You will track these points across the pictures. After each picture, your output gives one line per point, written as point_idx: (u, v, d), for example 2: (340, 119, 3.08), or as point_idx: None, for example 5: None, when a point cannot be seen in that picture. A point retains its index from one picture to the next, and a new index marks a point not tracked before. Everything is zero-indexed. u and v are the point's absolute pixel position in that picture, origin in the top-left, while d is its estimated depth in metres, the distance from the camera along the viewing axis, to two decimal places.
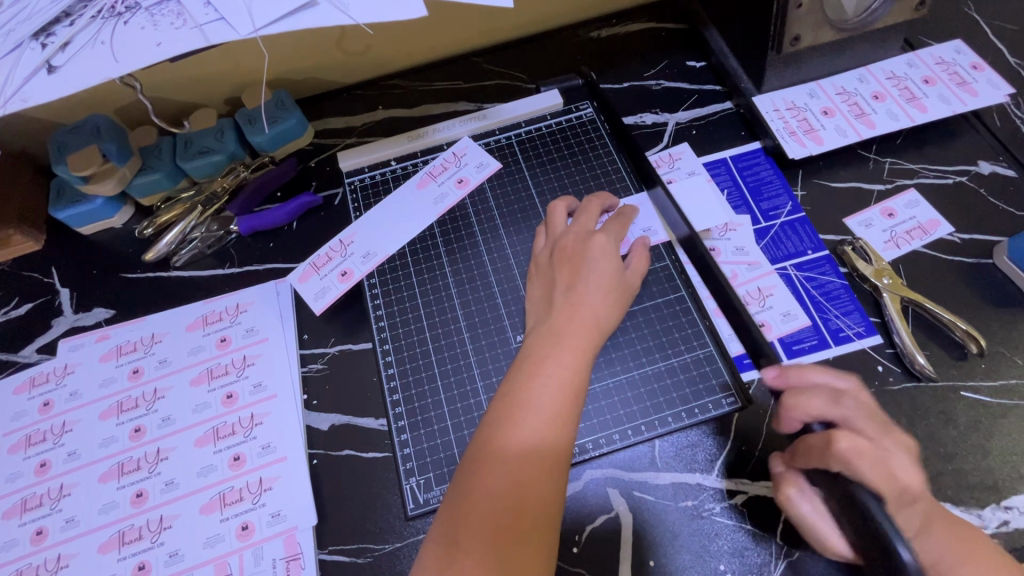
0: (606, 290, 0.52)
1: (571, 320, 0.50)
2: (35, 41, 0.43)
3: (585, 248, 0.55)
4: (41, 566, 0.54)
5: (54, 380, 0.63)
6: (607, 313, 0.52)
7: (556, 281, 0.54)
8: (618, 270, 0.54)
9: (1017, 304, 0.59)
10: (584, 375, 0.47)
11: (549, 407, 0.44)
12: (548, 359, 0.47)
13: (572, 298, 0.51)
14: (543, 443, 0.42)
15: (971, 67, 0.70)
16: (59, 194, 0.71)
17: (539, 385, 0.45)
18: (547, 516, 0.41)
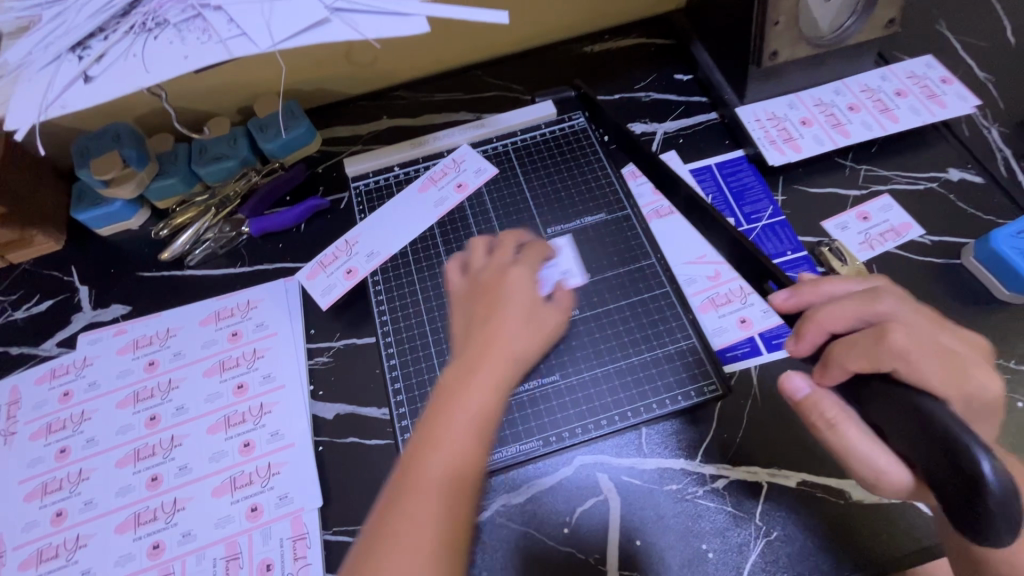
0: (523, 323, 0.50)
1: (483, 353, 0.47)
2: (72, 54, 0.48)
3: (501, 280, 0.53)
4: (61, 545, 0.57)
5: (73, 371, 0.67)
6: (524, 339, 0.49)
7: (474, 314, 0.50)
8: (529, 301, 0.52)
9: (983, 302, 0.63)
10: (500, 409, 0.44)
11: (465, 448, 0.41)
12: (466, 396, 0.44)
13: (488, 335, 0.48)
14: (459, 470, 0.41)
15: (940, 81, 0.74)
16: (81, 198, 0.75)
17: (457, 428, 0.42)
18: (460, 545, 0.39)
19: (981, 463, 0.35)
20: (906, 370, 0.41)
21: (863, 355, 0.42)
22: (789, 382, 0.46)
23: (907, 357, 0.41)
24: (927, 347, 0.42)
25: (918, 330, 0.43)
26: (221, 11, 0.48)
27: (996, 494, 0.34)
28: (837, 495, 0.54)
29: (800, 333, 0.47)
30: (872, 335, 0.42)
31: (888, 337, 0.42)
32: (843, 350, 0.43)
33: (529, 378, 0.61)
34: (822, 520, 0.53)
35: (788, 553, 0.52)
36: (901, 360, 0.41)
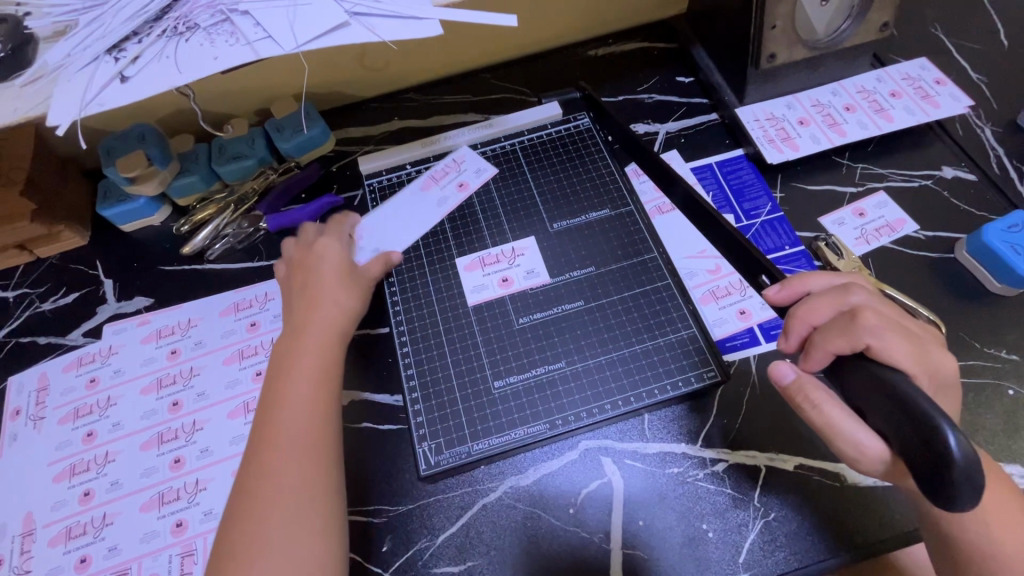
0: (336, 285, 0.62)
1: (309, 317, 0.59)
2: (108, 56, 0.51)
3: (310, 255, 0.65)
4: (89, 523, 0.59)
5: (99, 359, 0.70)
6: (343, 317, 0.61)
7: (292, 284, 0.64)
8: (345, 268, 0.65)
9: (975, 294, 0.65)
10: (332, 366, 0.57)
11: (305, 395, 0.54)
12: (296, 357, 0.56)
13: (303, 299, 0.61)
14: (301, 429, 0.52)
15: (934, 82, 0.77)
16: (105, 195, 0.78)
17: (291, 381, 0.54)
18: (297, 492, 0.49)
19: (947, 437, 0.37)
20: (879, 349, 0.43)
21: (841, 335, 0.44)
22: (775, 373, 0.47)
23: (880, 335, 0.44)
24: (896, 327, 0.44)
25: (886, 314, 0.46)
26: (248, 16, 0.51)
27: (977, 461, 0.37)
28: (833, 477, 0.56)
29: (786, 329, 0.49)
30: (847, 319, 0.45)
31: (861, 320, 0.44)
32: (824, 336, 0.46)
33: (534, 366, 0.63)
34: (819, 501, 0.55)
35: (785, 533, 0.54)
36: (874, 339, 0.44)
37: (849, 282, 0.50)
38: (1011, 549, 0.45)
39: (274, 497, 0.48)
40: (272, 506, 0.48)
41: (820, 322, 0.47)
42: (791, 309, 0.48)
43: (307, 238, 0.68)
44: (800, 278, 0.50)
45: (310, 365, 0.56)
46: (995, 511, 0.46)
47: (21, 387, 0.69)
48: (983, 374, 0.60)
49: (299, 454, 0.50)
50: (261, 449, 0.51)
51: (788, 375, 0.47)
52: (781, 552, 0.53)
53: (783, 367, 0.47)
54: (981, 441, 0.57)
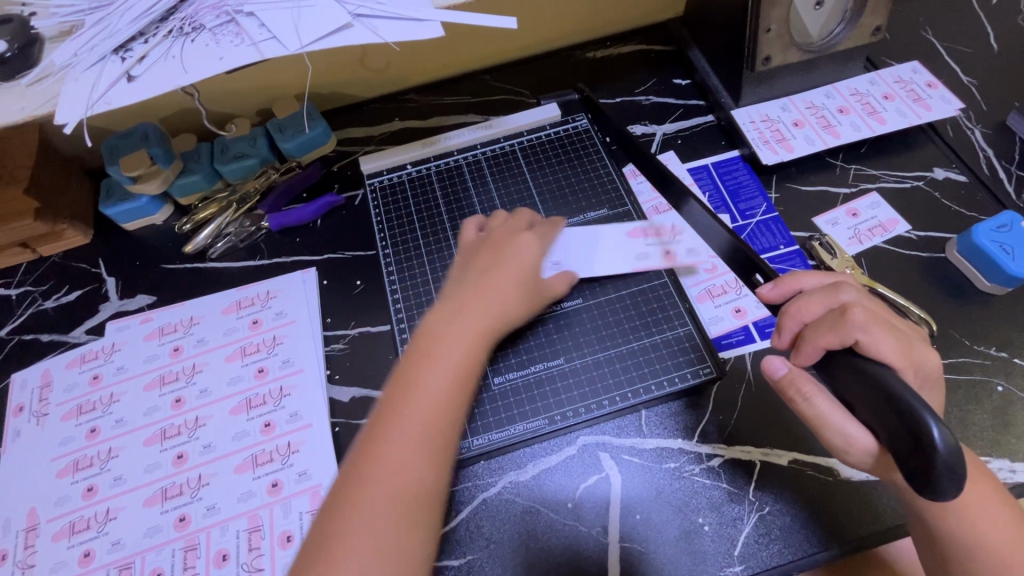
0: (517, 283, 0.58)
1: (474, 304, 0.55)
2: (115, 56, 0.52)
3: (508, 242, 0.62)
4: (92, 518, 0.60)
5: (102, 356, 0.70)
6: (512, 304, 0.57)
7: (474, 265, 0.59)
8: (531, 265, 0.60)
9: (965, 292, 0.66)
10: (479, 362, 0.51)
11: (441, 388, 0.48)
12: (442, 346, 0.50)
13: (478, 284, 0.56)
14: (428, 428, 0.46)
15: (926, 85, 0.78)
16: (108, 194, 0.79)
17: (432, 371, 0.48)
18: (415, 499, 0.44)
19: (930, 429, 0.38)
20: (867, 344, 0.44)
21: (829, 331, 0.45)
22: (768, 366, 0.48)
23: (868, 331, 0.44)
24: (884, 324, 0.45)
25: (877, 312, 0.46)
26: (254, 17, 0.52)
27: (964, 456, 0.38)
28: (826, 472, 0.57)
29: (779, 326, 0.50)
30: (836, 314, 0.46)
31: (849, 316, 0.45)
32: (813, 332, 0.47)
33: (535, 361, 0.64)
34: (812, 496, 0.56)
35: (779, 527, 0.55)
36: (863, 334, 0.44)
37: (840, 282, 0.51)
38: (998, 540, 0.46)
39: (375, 503, 0.43)
40: (365, 514, 0.42)
41: (810, 319, 0.48)
42: (783, 307, 0.50)
43: (478, 230, 0.65)
44: (792, 276, 0.52)
45: (463, 357, 0.50)
46: (982, 503, 0.47)
47: (24, 384, 0.69)
48: (973, 371, 0.61)
49: (408, 457, 0.44)
50: (364, 445, 0.45)
51: (781, 368, 0.48)
52: (775, 545, 0.54)
53: (774, 360, 0.48)
54: (970, 435, 0.58)
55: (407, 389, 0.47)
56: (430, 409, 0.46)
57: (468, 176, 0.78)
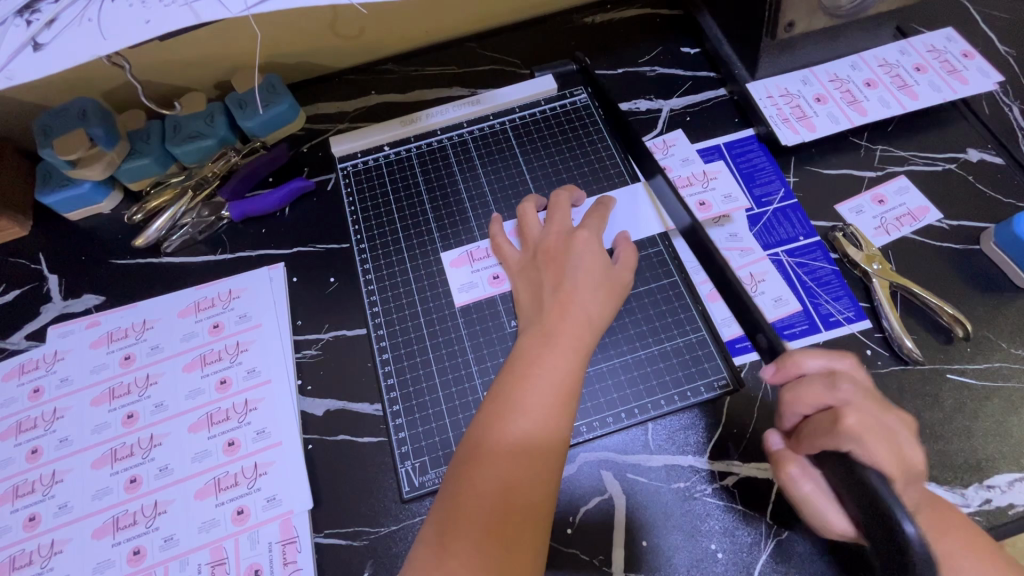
0: (595, 288, 0.54)
1: (560, 321, 0.51)
2: (18, 18, 0.42)
3: (568, 247, 0.56)
4: (35, 551, 0.53)
5: (44, 366, 0.62)
6: (598, 310, 0.53)
7: (543, 281, 0.55)
8: (605, 265, 0.56)
9: (1002, 288, 0.60)
10: (579, 373, 0.49)
11: (542, 409, 0.46)
12: (539, 360, 0.48)
13: (558, 300, 0.52)
14: (532, 446, 0.44)
15: (962, 55, 0.70)
16: (45, 179, 0.70)
17: (533, 387, 0.47)
18: (529, 516, 0.42)
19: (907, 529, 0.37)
20: (861, 456, 0.40)
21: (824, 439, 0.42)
22: (766, 441, 0.49)
23: (861, 442, 0.40)
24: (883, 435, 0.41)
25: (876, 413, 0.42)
26: None
27: None
28: None
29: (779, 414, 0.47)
30: (829, 420, 0.42)
31: (842, 423, 0.41)
32: (809, 432, 0.44)
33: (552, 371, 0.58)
34: None
35: (801, 555, 0.50)
36: (857, 445, 0.40)
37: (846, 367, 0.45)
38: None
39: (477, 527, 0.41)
40: (467, 535, 0.41)
41: (807, 412, 0.44)
42: (779, 395, 0.46)
43: (533, 233, 0.60)
44: (791, 358, 0.46)
45: (560, 371, 0.48)
46: (993, 549, 0.44)
47: None
48: (1010, 378, 0.56)
49: (517, 473, 0.43)
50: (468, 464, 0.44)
51: (776, 444, 0.48)
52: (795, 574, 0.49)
53: (772, 435, 0.48)
54: (1009, 449, 0.53)
55: (505, 409, 0.46)
56: (537, 427, 0.45)
57: (453, 159, 0.70)
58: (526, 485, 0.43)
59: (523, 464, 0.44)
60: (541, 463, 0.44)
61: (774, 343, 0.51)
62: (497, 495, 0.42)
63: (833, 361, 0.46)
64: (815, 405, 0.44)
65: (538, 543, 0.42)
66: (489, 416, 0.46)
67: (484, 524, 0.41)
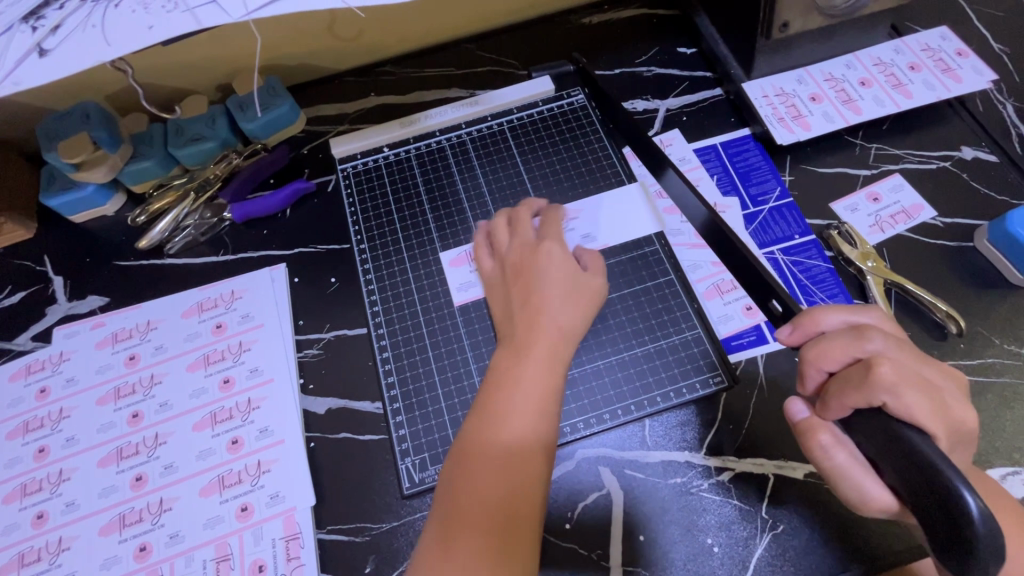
0: (567, 298, 0.54)
1: (530, 334, 0.51)
2: (24, 24, 0.43)
3: (536, 261, 0.55)
4: (43, 548, 0.54)
5: (50, 367, 0.63)
6: (574, 320, 0.53)
7: (514, 295, 0.55)
8: (578, 276, 0.56)
9: (995, 284, 0.61)
10: (557, 382, 0.49)
11: (524, 418, 0.46)
12: (512, 371, 0.48)
13: (528, 312, 0.52)
14: (517, 452, 0.45)
15: (956, 54, 0.71)
16: (49, 182, 0.71)
17: (513, 397, 0.47)
18: (522, 519, 0.43)
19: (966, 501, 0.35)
20: (896, 408, 0.39)
21: (856, 391, 0.40)
22: (788, 410, 0.46)
23: (897, 392, 0.39)
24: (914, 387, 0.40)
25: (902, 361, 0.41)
26: None
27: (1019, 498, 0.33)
28: None
29: (801, 375, 0.46)
30: (862, 370, 0.41)
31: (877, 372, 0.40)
32: (838, 389, 0.42)
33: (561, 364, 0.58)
34: (832, 513, 0.51)
35: (796, 549, 0.51)
36: (892, 396, 0.39)
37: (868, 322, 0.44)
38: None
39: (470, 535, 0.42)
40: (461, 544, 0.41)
41: (833, 367, 0.43)
42: (800, 352, 0.45)
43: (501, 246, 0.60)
44: (810, 316, 0.46)
45: (534, 381, 0.48)
46: None
47: None
48: (1003, 373, 0.57)
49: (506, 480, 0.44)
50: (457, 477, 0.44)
51: (801, 412, 0.46)
52: (791, 567, 0.50)
53: (796, 403, 0.46)
54: (1002, 443, 0.54)
55: (493, 410, 0.47)
56: (526, 426, 0.46)
57: (451, 160, 0.71)
58: (517, 484, 0.44)
59: (513, 463, 0.44)
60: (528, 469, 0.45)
61: (790, 307, 0.50)
62: (486, 504, 0.43)
63: (853, 317, 0.45)
64: (843, 359, 0.43)
65: (533, 546, 0.43)
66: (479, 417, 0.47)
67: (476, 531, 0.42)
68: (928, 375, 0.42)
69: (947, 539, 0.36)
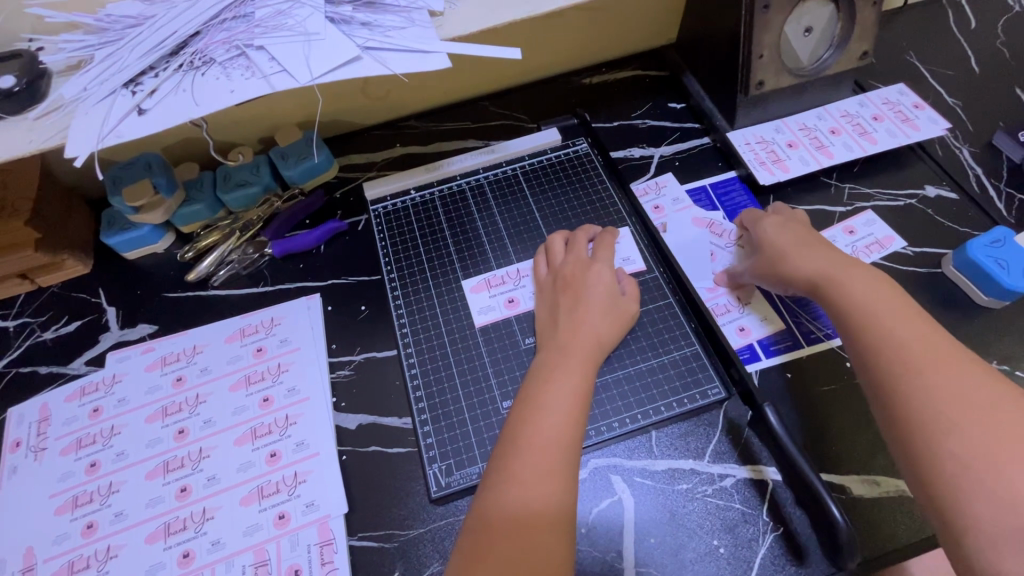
0: (603, 314, 0.62)
1: (573, 345, 0.59)
2: (126, 89, 0.53)
3: (583, 275, 0.65)
4: (92, 556, 0.59)
5: (103, 388, 0.69)
6: (605, 334, 0.61)
7: (560, 304, 0.63)
8: (613, 293, 0.64)
9: (963, 306, 0.67)
10: (585, 392, 0.55)
11: (558, 430, 0.51)
12: (556, 381, 0.55)
13: (573, 321, 0.61)
14: (549, 456, 0.49)
15: (913, 106, 0.81)
16: (110, 224, 0.79)
17: (549, 411, 0.52)
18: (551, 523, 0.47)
19: (833, 513, 0.52)
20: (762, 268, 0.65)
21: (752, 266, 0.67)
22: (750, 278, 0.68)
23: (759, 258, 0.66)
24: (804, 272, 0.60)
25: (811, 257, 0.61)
26: (264, 51, 0.53)
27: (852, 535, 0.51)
28: (839, 489, 0.57)
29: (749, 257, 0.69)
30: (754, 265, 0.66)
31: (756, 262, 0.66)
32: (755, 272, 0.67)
33: None
34: None
35: (797, 549, 0.55)
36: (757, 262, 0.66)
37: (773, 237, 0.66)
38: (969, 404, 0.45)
39: (501, 533, 0.46)
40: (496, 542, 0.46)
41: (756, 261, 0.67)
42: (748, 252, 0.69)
43: (554, 262, 0.68)
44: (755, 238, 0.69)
45: (559, 432, 0.51)
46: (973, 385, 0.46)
47: (22, 418, 0.68)
48: None
49: (539, 481, 0.48)
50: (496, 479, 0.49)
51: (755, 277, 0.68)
52: (792, 566, 0.54)
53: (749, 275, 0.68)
54: None
55: (528, 417, 0.52)
56: (542, 486, 0.48)
57: (471, 201, 0.79)
58: (535, 551, 0.45)
59: (530, 528, 0.46)
60: (559, 478, 0.49)
61: (745, 378, 0.61)
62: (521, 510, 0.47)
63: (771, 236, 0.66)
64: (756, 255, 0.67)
65: (561, 552, 0.46)
66: (495, 481, 0.49)
67: (507, 530, 0.46)
68: (847, 269, 0.58)
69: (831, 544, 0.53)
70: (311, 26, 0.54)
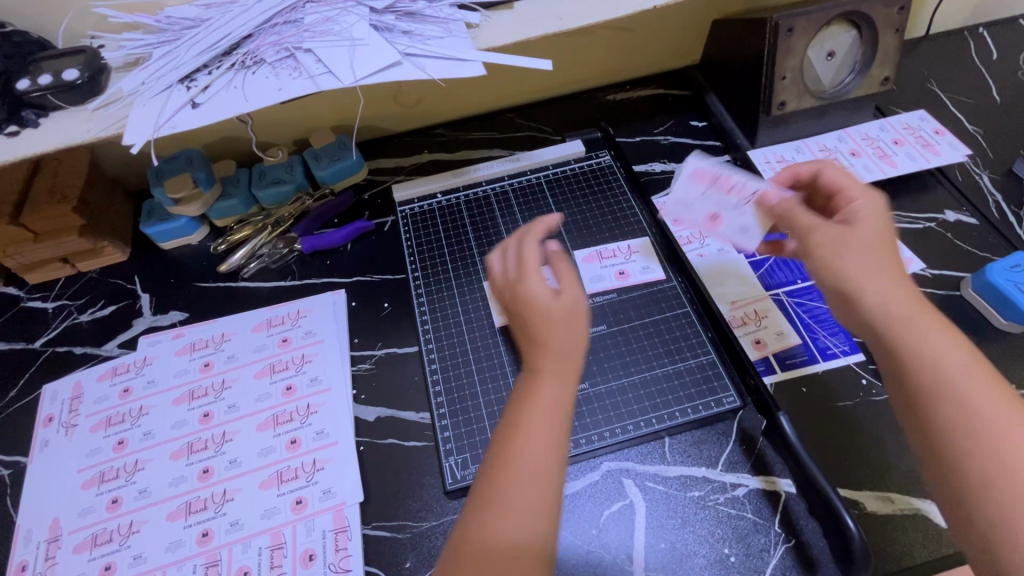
0: (553, 326, 0.49)
1: (532, 362, 0.48)
2: (181, 85, 0.56)
3: (520, 287, 0.52)
4: (115, 530, 0.60)
5: (133, 370, 0.72)
6: (560, 350, 0.48)
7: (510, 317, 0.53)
8: (549, 298, 0.50)
9: (982, 329, 0.67)
10: (549, 420, 0.45)
11: (532, 463, 0.43)
12: (521, 406, 0.46)
13: (526, 337, 0.50)
14: (519, 496, 0.42)
15: (934, 132, 0.82)
16: (150, 215, 0.83)
17: (523, 440, 0.44)
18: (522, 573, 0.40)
19: (846, 523, 0.52)
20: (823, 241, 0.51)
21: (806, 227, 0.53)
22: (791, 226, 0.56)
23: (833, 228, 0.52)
24: (869, 291, 0.46)
25: (877, 274, 0.47)
26: (312, 54, 0.57)
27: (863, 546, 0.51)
28: (852, 505, 0.57)
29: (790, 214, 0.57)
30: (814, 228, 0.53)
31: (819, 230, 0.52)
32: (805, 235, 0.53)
33: (601, 377, 0.66)
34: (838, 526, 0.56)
35: (808, 562, 0.54)
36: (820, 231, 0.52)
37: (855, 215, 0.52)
38: None
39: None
40: None
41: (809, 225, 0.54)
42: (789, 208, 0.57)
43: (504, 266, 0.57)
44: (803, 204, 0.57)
45: (531, 466, 0.43)
46: None
47: (56, 395, 0.71)
48: None
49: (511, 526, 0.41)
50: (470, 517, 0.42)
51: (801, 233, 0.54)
52: None
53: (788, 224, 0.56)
54: None
55: (497, 448, 0.45)
56: (517, 531, 0.41)
57: (495, 206, 0.81)
58: None
59: (520, 564, 0.40)
60: (533, 522, 0.41)
61: (760, 386, 0.62)
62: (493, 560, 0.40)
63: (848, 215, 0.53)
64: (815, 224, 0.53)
65: None
66: (474, 507, 0.43)
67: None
68: (915, 302, 0.46)
69: (843, 556, 0.52)
70: (356, 32, 0.57)
